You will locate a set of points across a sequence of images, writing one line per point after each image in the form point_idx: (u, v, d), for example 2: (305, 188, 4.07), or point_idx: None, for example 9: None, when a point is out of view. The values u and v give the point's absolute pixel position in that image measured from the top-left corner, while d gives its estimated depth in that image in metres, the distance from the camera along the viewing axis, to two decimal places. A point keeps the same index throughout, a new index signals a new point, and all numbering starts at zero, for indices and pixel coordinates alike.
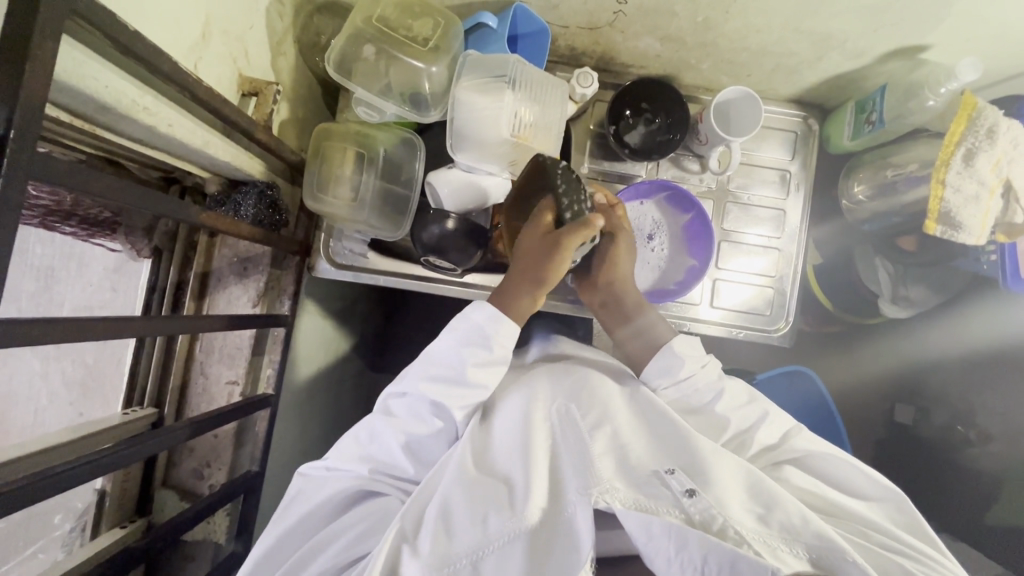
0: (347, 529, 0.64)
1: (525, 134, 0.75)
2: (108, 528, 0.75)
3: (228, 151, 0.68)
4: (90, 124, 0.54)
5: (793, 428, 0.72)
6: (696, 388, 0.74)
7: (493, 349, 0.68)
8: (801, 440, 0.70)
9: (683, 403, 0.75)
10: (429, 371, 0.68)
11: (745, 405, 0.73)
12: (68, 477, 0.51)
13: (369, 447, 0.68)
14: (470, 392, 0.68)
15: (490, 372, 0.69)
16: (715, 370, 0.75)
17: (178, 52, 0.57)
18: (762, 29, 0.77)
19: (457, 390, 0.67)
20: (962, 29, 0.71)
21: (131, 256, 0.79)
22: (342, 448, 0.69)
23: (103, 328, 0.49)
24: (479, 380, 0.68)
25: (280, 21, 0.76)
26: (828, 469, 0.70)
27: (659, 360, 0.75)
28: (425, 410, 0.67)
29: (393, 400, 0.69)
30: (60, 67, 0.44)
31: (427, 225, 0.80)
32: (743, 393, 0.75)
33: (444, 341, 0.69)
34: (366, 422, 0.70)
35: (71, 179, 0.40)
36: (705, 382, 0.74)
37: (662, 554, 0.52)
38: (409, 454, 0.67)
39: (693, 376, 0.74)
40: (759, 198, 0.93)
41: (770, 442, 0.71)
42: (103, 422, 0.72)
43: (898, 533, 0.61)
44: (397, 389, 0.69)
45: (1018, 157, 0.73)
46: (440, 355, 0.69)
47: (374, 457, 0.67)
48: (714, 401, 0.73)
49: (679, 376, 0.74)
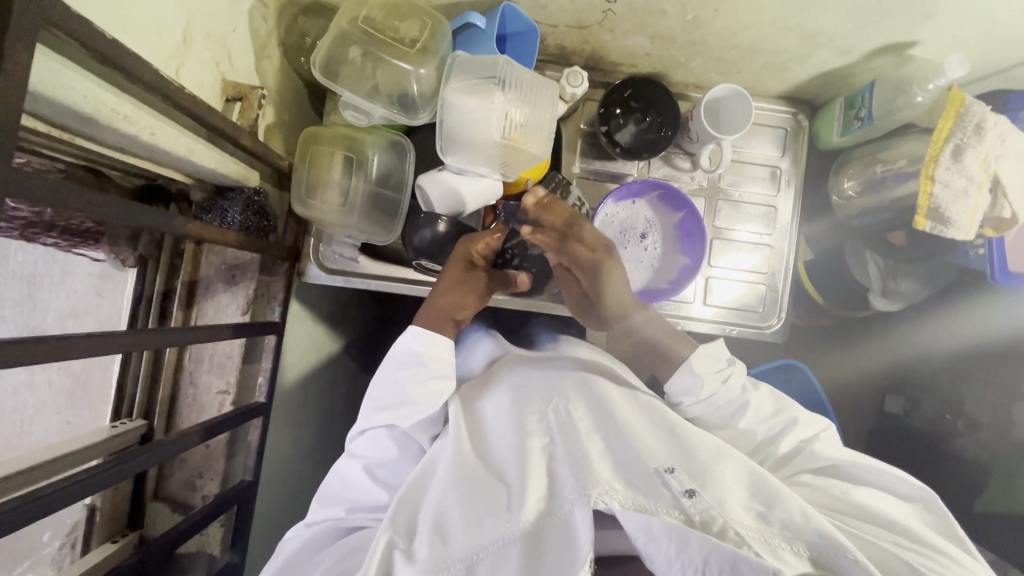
0: (338, 552, 0.63)
1: (515, 135, 0.74)
2: (99, 543, 0.74)
3: (213, 158, 0.66)
4: (69, 133, 0.53)
5: (813, 437, 0.72)
6: (719, 405, 0.74)
7: (427, 364, 0.68)
8: (824, 448, 0.70)
9: (707, 420, 0.75)
10: (377, 402, 0.69)
11: (770, 416, 0.74)
12: (54, 498, 0.49)
13: (340, 489, 0.69)
14: (414, 410, 0.67)
15: (435, 386, 0.69)
16: (739, 380, 0.75)
17: (160, 58, 0.55)
18: (752, 26, 0.77)
19: (404, 411, 0.67)
20: (950, 25, 0.71)
21: (116, 265, 0.76)
22: (324, 489, 0.70)
23: (87, 346, 0.47)
24: (419, 397, 0.67)
25: (264, 23, 0.74)
26: (856, 472, 0.69)
27: (681, 377, 0.75)
28: (385, 439, 0.68)
29: (354, 440, 0.71)
30: (35, 78, 0.43)
31: (419, 229, 0.80)
32: (769, 403, 0.75)
33: (384, 371, 0.70)
34: (334, 468, 0.71)
35: (49, 194, 0.39)
36: (730, 396, 0.74)
37: (663, 555, 0.53)
38: (377, 482, 0.67)
39: (716, 391, 0.74)
40: (750, 195, 0.93)
41: (790, 451, 0.72)
42: (90, 436, 0.70)
43: (921, 535, 0.61)
44: (356, 429, 0.71)
45: (1006, 152, 0.74)
46: (382, 386, 0.69)
47: (350, 496, 0.67)
48: (738, 416, 0.73)
49: (701, 395, 0.74)
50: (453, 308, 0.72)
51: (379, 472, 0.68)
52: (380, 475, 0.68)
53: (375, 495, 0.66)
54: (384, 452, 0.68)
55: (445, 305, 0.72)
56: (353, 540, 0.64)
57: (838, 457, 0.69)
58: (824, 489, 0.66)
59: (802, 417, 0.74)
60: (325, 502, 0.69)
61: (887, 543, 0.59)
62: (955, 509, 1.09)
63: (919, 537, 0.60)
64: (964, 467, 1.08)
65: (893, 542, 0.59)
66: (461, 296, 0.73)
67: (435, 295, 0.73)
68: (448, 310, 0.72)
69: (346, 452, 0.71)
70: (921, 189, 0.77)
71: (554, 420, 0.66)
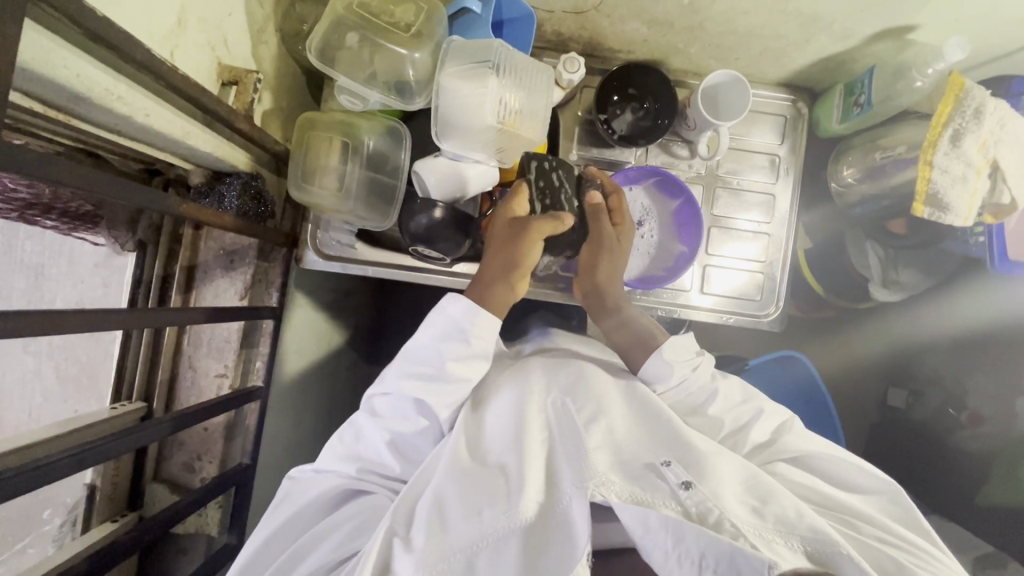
0: (334, 528, 0.64)
1: (512, 121, 0.75)
2: (100, 521, 0.75)
3: (210, 141, 0.67)
4: (64, 113, 0.54)
5: (782, 426, 0.72)
6: (690, 391, 0.75)
7: (470, 341, 0.68)
8: (795, 441, 0.70)
9: (681, 407, 0.75)
10: (409, 369, 0.68)
11: (738, 404, 0.73)
12: (52, 469, 0.50)
13: (355, 446, 0.69)
14: (451, 387, 0.67)
15: (469, 366, 0.68)
16: (707, 368, 0.76)
17: (154, 40, 0.56)
18: (749, 11, 0.76)
19: (442, 386, 0.67)
20: (950, 8, 0.70)
21: (115, 249, 0.78)
22: (329, 453, 0.70)
23: (86, 320, 0.48)
24: (460, 374, 0.68)
25: (260, 8, 0.75)
26: (822, 464, 0.70)
27: (652, 365, 0.74)
28: (411, 408, 0.68)
29: (377, 399, 0.69)
30: (26, 55, 0.43)
31: (415, 215, 0.79)
32: (737, 392, 0.75)
33: (420, 339, 0.69)
34: (350, 421, 0.71)
35: (42, 168, 0.39)
36: (699, 383, 0.74)
37: (659, 547, 0.53)
38: (394, 451, 0.68)
39: (685, 379, 0.74)
40: (750, 183, 0.92)
41: (763, 440, 0.71)
42: (91, 416, 0.71)
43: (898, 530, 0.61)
44: (379, 389, 0.69)
45: (1005, 138, 0.73)
46: (420, 355, 0.69)
47: (363, 456, 0.68)
48: (708, 403, 0.73)
49: (672, 382, 0.74)
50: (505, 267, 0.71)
51: (396, 441, 0.68)
52: (397, 442, 0.68)
53: (388, 463, 0.68)
54: (406, 423, 0.68)
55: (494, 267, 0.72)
56: (365, 503, 0.66)
57: (807, 449, 0.69)
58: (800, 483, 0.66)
59: (767, 407, 0.73)
60: (335, 456, 0.69)
61: (877, 543, 0.59)
62: (953, 501, 1.09)
63: (889, 529, 0.61)
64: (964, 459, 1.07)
65: (879, 540, 0.60)
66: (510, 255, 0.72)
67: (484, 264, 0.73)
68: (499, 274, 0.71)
69: (365, 407, 0.70)
70: (919, 175, 0.76)
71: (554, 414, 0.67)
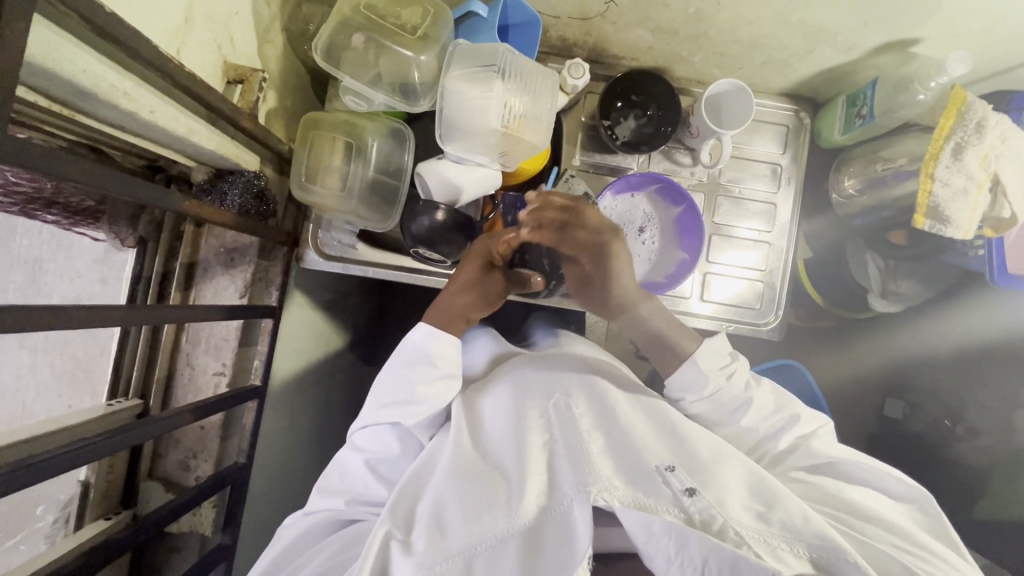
0: (322, 550, 0.64)
1: (515, 126, 0.75)
2: (93, 519, 0.75)
3: (213, 139, 0.67)
4: (69, 109, 0.54)
5: (811, 433, 0.73)
6: (723, 400, 0.74)
7: (436, 363, 0.69)
8: (821, 446, 0.71)
9: (710, 417, 0.75)
10: (382, 398, 0.69)
11: (771, 413, 0.74)
12: (46, 466, 0.50)
13: (339, 482, 0.69)
14: (421, 410, 0.67)
15: (440, 387, 0.69)
16: (743, 376, 0.75)
17: (161, 37, 0.56)
18: (754, 21, 0.77)
19: (410, 409, 0.67)
20: (953, 23, 0.71)
21: (115, 246, 0.77)
22: (322, 485, 0.71)
23: (85, 317, 0.48)
24: (428, 397, 0.67)
25: (267, 8, 0.75)
26: (854, 470, 0.69)
27: (684, 372, 0.74)
28: (389, 435, 0.69)
29: (358, 433, 0.71)
30: (33, 50, 0.43)
31: (417, 216, 0.78)
32: (771, 401, 0.75)
33: (390, 369, 0.71)
34: (337, 460, 0.71)
35: (47, 164, 0.39)
36: (734, 393, 0.74)
37: (662, 553, 0.53)
38: (378, 477, 0.67)
39: (720, 389, 0.73)
40: (751, 192, 0.93)
41: (788, 450, 0.73)
42: (87, 412, 0.71)
43: (919, 538, 0.61)
44: (358, 424, 0.71)
45: (1007, 152, 0.74)
46: (391, 380, 0.70)
47: (348, 488, 0.68)
48: (739, 415, 0.74)
49: (705, 392, 0.73)
50: (472, 308, 0.73)
51: (379, 467, 0.68)
52: (380, 470, 0.68)
53: (373, 491, 0.66)
54: (386, 448, 0.68)
55: (460, 305, 0.72)
56: (351, 532, 0.64)
57: (836, 455, 0.70)
58: (822, 488, 0.67)
59: (801, 414, 0.74)
60: (324, 493, 0.69)
61: (888, 547, 0.59)
62: (948, 513, 1.09)
63: (913, 537, 0.61)
64: (962, 471, 1.07)
65: (890, 544, 0.60)
66: (479, 299, 0.74)
67: (449, 293, 0.73)
68: (462, 313, 0.73)
69: (349, 444, 0.71)
70: (921, 187, 0.76)
71: (555, 417, 0.67)
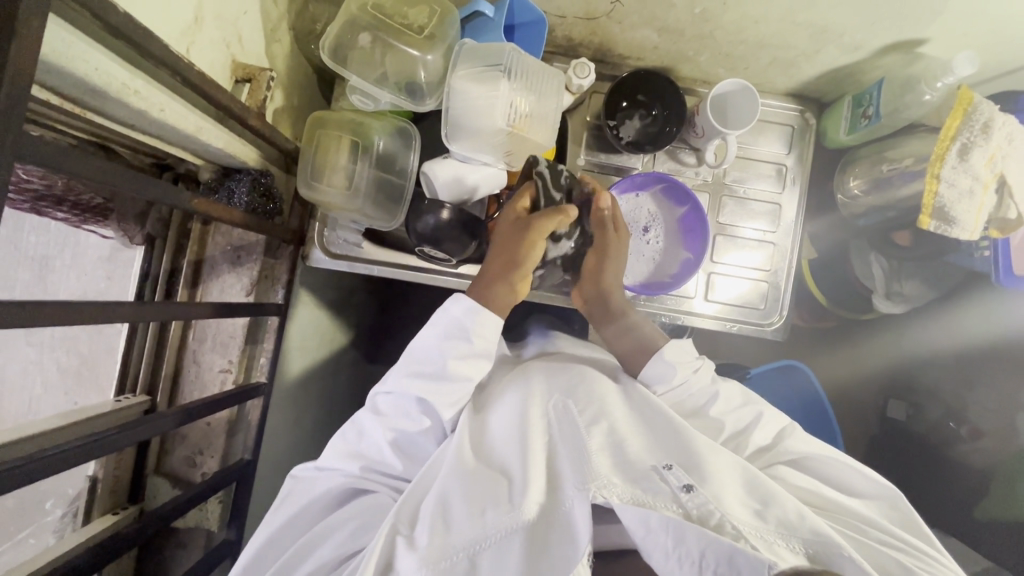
0: (335, 528, 0.64)
1: (520, 125, 0.75)
2: (101, 514, 0.75)
3: (221, 137, 0.67)
4: (80, 107, 0.54)
5: (782, 432, 0.73)
6: (691, 391, 0.76)
7: (472, 340, 0.68)
8: (792, 443, 0.71)
9: (682, 407, 0.76)
10: (413, 369, 0.68)
11: (738, 407, 0.75)
12: (55, 461, 0.50)
13: (358, 446, 0.69)
14: (455, 389, 0.67)
15: (473, 364, 0.69)
16: (707, 371, 0.78)
17: (171, 36, 0.56)
18: (760, 21, 0.77)
19: (442, 387, 0.67)
20: (960, 24, 0.71)
21: (124, 243, 0.78)
22: (336, 446, 0.70)
23: (96, 313, 0.49)
24: (462, 374, 0.68)
25: (275, 7, 0.75)
26: (825, 468, 0.70)
27: (654, 364, 0.75)
28: (412, 410, 0.67)
29: (381, 396, 0.70)
30: (47, 49, 0.44)
31: (422, 216, 0.78)
32: (737, 397, 0.77)
33: (425, 337, 0.70)
34: (354, 420, 0.71)
35: (59, 160, 0.40)
36: (699, 385, 0.76)
37: (660, 549, 0.53)
38: (396, 450, 0.67)
39: (687, 379, 0.76)
40: (755, 192, 0.93)
41: (764, 443, 0.72)
42: (96, 408, 0.72)
43: (893, 532, 0.62)
44: (382, 387, 0.70)
45: (1013, 153, 0.73)
46: (426, 352, 0.69)
47: (364, 454, 0.68)
48: (708, 405, 0.75)
49: (674, 380, 0.75)
50: (516, 258, 0.71)
51: (399, 439, 0.68)
52: (397, 440, 0.68)
53: (391, 463, 0.67)
54: (406, 423, 0.67)
55: (503, 261, 0.72)
56: (364, 503, 0.66)
57: (807, 451, 0.70)
58: (800, 486, 0.66)
59: (766, 411, 0.75)
60: (338, 455, 0.69)
61: (881, 545, 0.59)
62: (950, 514, 1.09)
63: (896, 534, 0.62)
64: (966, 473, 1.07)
65: (883, 542, 0.60)
66: (520, 246, 0.72)
67: (490, 260, 0.73)
68: (507, 269, 0.71)
69: (370, 405, 0.70)
70: (927, 188, 0.76)
71: (555, 417, 0.67)
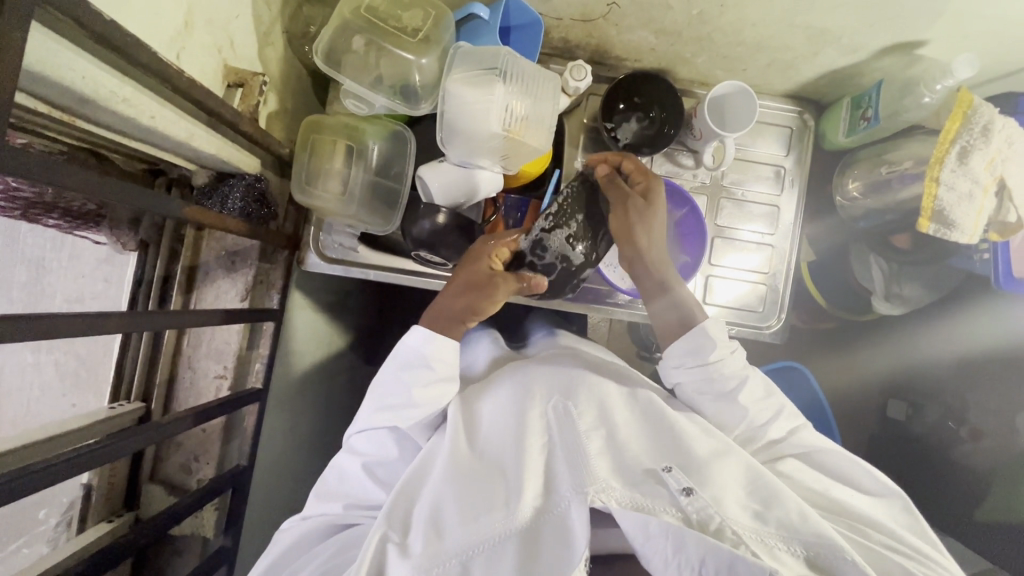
0: (322, 552, 0.63)
1: (517, 129, 0.74)
2: (96, 523, 0.76)
3: (213, 143, 0.67)
4: (69, 115, 0.53)
5: (800, 426, 0.73)
6: (721, 374, 0.72)
7: (433, 366, 0.69)
8: (807, 437, 0.71)
9: (702, 389, 0.73)
10: (379, 402, 0.69)
11: (762, 398, 0.73)
12: (47, 474, 0.50)
13: (337, 487, 0.69)
14: (419, 413, 0.67)
15: (438, 389, 0.69)
16: (741, 356, 0.74)
17: (161, 42, 0.56)
18: (758, 23, 0.76)
19: (406, 412, 0.67)
20: (959, 25, 0.70)
21: (116, 248, 0.77)
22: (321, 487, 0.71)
23: (86, 325, 0.48)
24: (423, 400, 0.67)
25: (268, 10, 0.74)
26: (836, 466, 0.70)
27: (687, 343, 0.73)
28: (387, 439, 0.69)
29: (355, 437, 0.71)
30: (31, 59, 0.43)
31: (418, 220, 0.81)
32: (762, 387, 0.74)
33: (388, 371, 0.70)
34: (334, 464, 0.71)
35: (45, 173, 0.39)
36: (731, 369, 0.72)
37: (659, 555, 0.52)
38: (376, 480, 0.67)
39: (720, 361, 0.72)
40: (754, 194, 0.92)
41: (777, 437, 0.72)
42: (92, 416, 0.71)
43: (903, 534, 0.62)
44: (356, 426, 0.70)
45: (1014, 156, 0.73)
46: (387, 386, 0.69)
47: (348, 493, 0.68)
48: (737, 389, 0.71)
49: (707, 360, 0.72)
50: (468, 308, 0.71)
51: (377, 470, 0.68)
52: (378, 473, 0.68)
53: (372, 493, 0.67)
54: (386, 451, 0.69)
55: (454, 306, 0.71)
56: (349, 535, 0.64)
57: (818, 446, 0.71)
58: (809, 485, 0.67)
59: (789, 406, 0.74)
60: (322, 496, 0.69)
61: (885, 547, 0.59)
62: (951, 515, 1.08)
63: (904, 538, 0.61)
64: (965, 474, 1.07)
65: (886, 545, 0.60)
66: (473, 298, 0.72)
67: (442, 298, 0.73)
68: (456, 314, 0.71)
69: (345, 447, 0.71)
70: (926, 191, 0.76)
71: (553, 417, 0.66)
